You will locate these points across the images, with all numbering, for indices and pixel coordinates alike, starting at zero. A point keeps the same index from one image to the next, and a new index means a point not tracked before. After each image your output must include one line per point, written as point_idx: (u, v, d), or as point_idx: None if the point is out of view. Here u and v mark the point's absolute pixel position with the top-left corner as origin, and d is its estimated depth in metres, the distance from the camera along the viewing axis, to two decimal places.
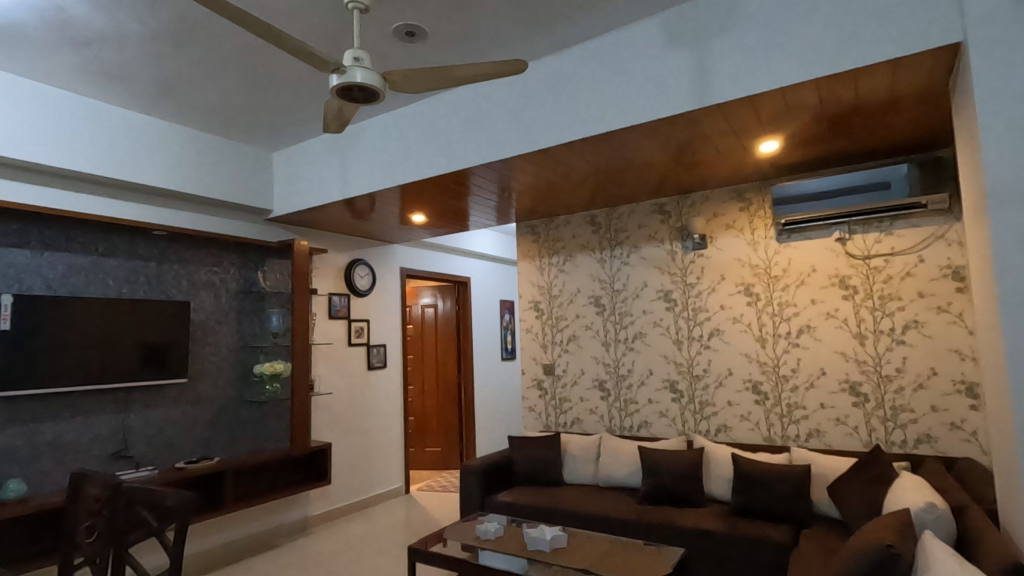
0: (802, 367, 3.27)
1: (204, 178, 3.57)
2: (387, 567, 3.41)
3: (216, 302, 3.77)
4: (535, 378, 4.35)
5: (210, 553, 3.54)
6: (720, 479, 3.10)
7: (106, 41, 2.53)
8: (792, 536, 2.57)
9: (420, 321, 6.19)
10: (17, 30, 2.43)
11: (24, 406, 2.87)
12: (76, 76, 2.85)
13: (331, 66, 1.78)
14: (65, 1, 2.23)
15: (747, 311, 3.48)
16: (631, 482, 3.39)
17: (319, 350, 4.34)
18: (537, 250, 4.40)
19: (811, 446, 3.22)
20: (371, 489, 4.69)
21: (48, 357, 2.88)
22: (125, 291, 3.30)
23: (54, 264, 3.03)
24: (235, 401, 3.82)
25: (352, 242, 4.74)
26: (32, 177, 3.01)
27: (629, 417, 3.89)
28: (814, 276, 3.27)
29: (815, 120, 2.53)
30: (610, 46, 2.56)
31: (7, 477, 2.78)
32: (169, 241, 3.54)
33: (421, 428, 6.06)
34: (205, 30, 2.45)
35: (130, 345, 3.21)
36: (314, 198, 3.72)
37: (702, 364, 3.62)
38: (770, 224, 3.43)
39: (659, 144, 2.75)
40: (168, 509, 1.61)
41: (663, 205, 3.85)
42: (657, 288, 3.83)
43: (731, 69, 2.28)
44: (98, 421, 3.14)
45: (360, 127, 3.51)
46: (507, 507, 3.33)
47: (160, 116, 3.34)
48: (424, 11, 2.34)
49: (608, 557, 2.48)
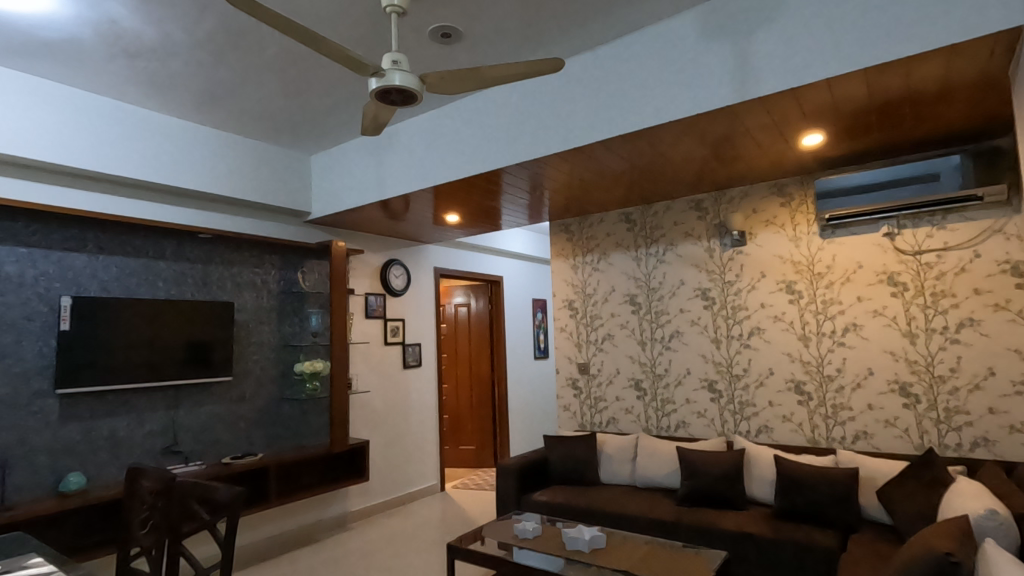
0: (848, 367, 3.17)
1: (247, 182, 3.68)
2: (425, 564, 3.45)
3: (259, 302, 3.88)
4: (569, 377, 4.33)
5: (256, 546, 3.65)
6: (762, 482, 3.03)
7: (154, 52, 2.63)
8: (839, 541, 2.50)
9: (453, 320, 6.24)
10: (75, 44, 2.54)
11: (82, 403, 3.01)
12: (128, 86, 2.97)
13: (370, 70, 1.81)
14: (118, 14, 2.32)
15: (788, 309, 3.39)
16: (670, 483, 3.35)
17: (356, 349, 4.42)
18: (571, 249, 4.38)
19: (858, 449, 3.11)
20: (407, 486, 4.76)
21: (104, 356, 3.01)
22: (174, 292, 3.43)
23: (109, 267, 3.17)
24: (277, 398, 3.92)
25: (387, 243, 4.81)
26: (90, 185, 3.15)
27: (666, 417, 3.83)
28: (860, 272, 3.16)
29: (863, 111, 2.45)
30: (648, 41, 2.53)
31: (68, 470, 2.92)
32: (215, 243, 3.66)
33: (455, 426, 6.11)
34: (248, 37, 2.52)
35: (179, 344, 3.33)
36: (351, 200, 3.79)
37: (741, 364, 3.54)
38: (813, 219, 3.33)
39: (697, 140, 2.70)
40: (221, 503, 1.67)
41: (700, 201, 3.78)
42: (694, 286, 3.76)
43: (774, 61, 2.22)
44: (150, 417, 3.27)
45: (397, 129, 3.56)
46: (544, 506, 3.33)
47: (206, 122, 3.45)
48: (460, 12, 2.34)
49: (647, 558, 2.46)
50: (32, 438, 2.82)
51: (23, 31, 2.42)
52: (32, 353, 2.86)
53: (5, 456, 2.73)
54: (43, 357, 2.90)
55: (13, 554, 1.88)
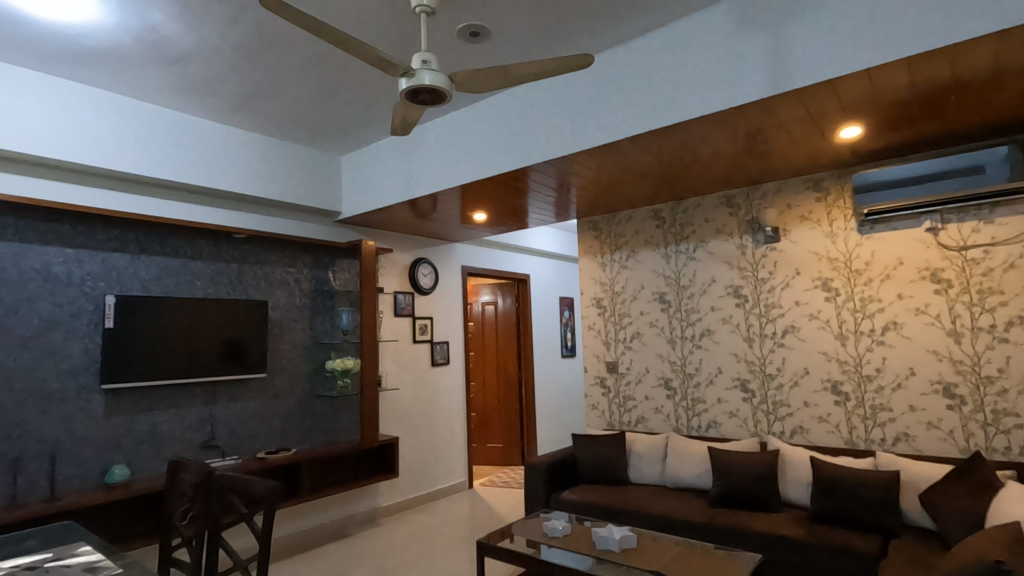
0: (888, 367, 3.07)
1: (280, 183, 3.76)
2: (454, 560, 3.47)
3: (292, 301, 3.96)
4: (597, 376, 4.30)
5: (290, 540, 3.74)
6: (797, 483, 2.96)
7: (192, 57, 2.70)
8: (879, 545, 2.42)
9: (481, 318, 6.26)
10: (117, 51, 2.63)
11: (126, 398, 3.12)
12: (168, 92, 3.07)
13: (400, 70, 1.83)
14: (158, 21, 2.39)
15: (825, 307, 3.30)
16: (701, 483, 3.30)
17: (386, 346, 4.48)
18: (599, 247, 4.35)
19: (899, 451, 3.01)
20: (436, 483, 4.80)
21: (145, 353, 3.12)
22: (211, 291, 3.53)
23: (149, 267, 3.27)
24: (309, 395, 4.00)
25: (415, 242, 4.85)
26: (133, 188, 3.27)
27: (696, 417, 3.78)
28: (901, 269, 3.06)
29: (904, 102, 2.36)
30: (680, 34, 2.49)
31: (113, 463, 3.03)
32: (249, 243, 3.75)
33: (483, 423, 6.13)
34: (281, 40, 2.56)
35: (215, 342, 3.42)
36: (380, 199, 3.83)
37: (775, 363, 3.46)
38: (850, 215, 3.23)
39: (729, 135, 2.65)
40: (258, 496, 1.71)
41: (732, 197, 3.71)
42: (726, 284, 3.70)
43: (811, 52, 2.16)
44: (189, 412, 3.37)
45: (426, 129, 3.59)
46: (573, 505, 3.31)
47: (241, 125, 3.53)
48: (489, 11, 2.35)
49: (679, 559, 2.43)
50: (79, 432, 2.94)
51: (70, 40, 2.52)
52: (79, 350, 2.98)
53: (54, 449, 2.85)
54: (89, 354, 3.01)
55: (63, 542, 1.96)
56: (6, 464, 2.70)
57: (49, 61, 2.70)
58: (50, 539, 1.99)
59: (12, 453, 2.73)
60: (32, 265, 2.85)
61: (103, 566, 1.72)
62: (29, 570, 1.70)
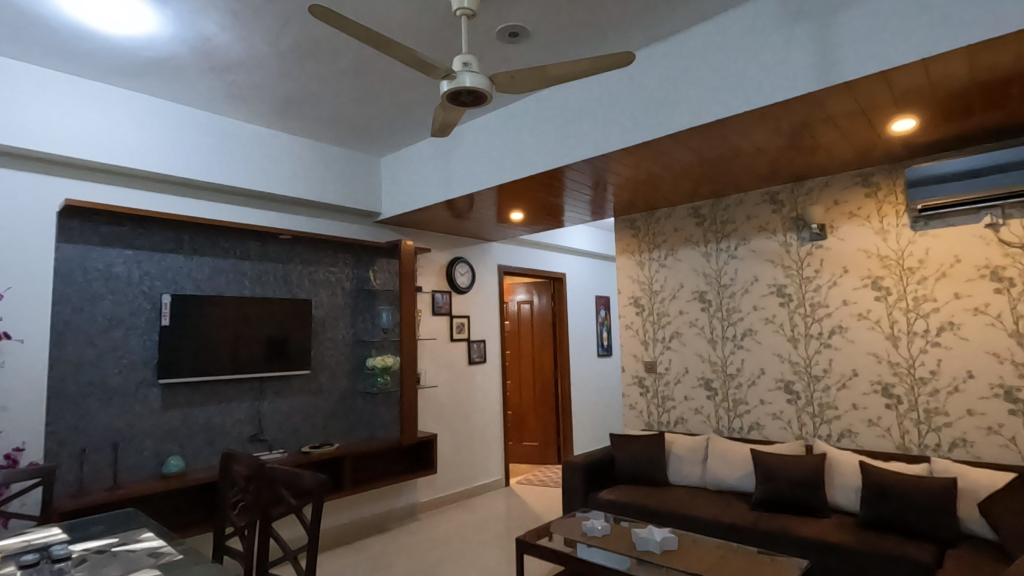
0: (944, 369, 2.94)
1: (324, 185, 3.86)
2: (492, 556, 3.51)
3: (334, 299, 4.06)
4: (635, 375, 4.26)
5: (333, 532, 3.84)
6: (846, 489, 2.87)
7: (241, 65, 2.81)
8: (933, 555, 2.33)
9: (516, 317, 6.28)
10: (173, 61, 2.75)
11: (180, 392, 3.27)
12: (221, 100, 3.20)
13: (441, 72, 1.86)
14: (211, 32, 2.50)
15: (874, 306, 3.19)
16: (743, 487, 3.24)
17: (424, 345, 4.56)
18: (637, 245, 4.31)
19: (955, 458, 2.88)
20: (473, 480, 4.85)
21: (198, 349, 3.25)
22: (258, 290, 3.66)
23: (201, 267, 3.42)
24: (350, 391, 4.10)
25: (453, 241, 4.90)
26: (188, 192, 3.42)
27: (738, 418, 3.70)
28: (958, 267, 2.92)
29: (962, 93, 2.26)
30: (724, 28, 2.44)
31: (169, 454, 3.19)
32: (294, 244, 3.86)
33: (519, 422, 6.17)
34: (325, 46, 2.63)
35: (262, 339, 3.54)
36: (419, 199, 3.90)
37: (821, 364, 3.36)
38: (903, 210, 3.11)
39: (774, 130, 2.59)
40: (307, 489, 1.77)
41: (775, 193, 3.62)
42: (769, 282, 3.61)
43: (863, 42, 2.09)
44: (239, 407, 3.50)
45: (463, 130, 3.63)
46: (611, 504, 3.30)
47: (287, 129, 3.64)
48: (528, 12, 2.36)
49: (722, 563, 2.38)
50: (138, 424, 3.10)
51: (130, 52, 2.66)
52: (138, 346, 3.13)
53: (116, 440, 3.01)
54: (146, 350, 3.17)
55: (128, 528, 2.07)
56: (74, 453, 2.87)
57: (112, 72, 2.86)
58: (115, 525, 2.11)
59: (79, 443, 2.90)
60: (96, 266, 3.02)
61: (165, 552, 1.82)
62: (98, 553, 1.81)
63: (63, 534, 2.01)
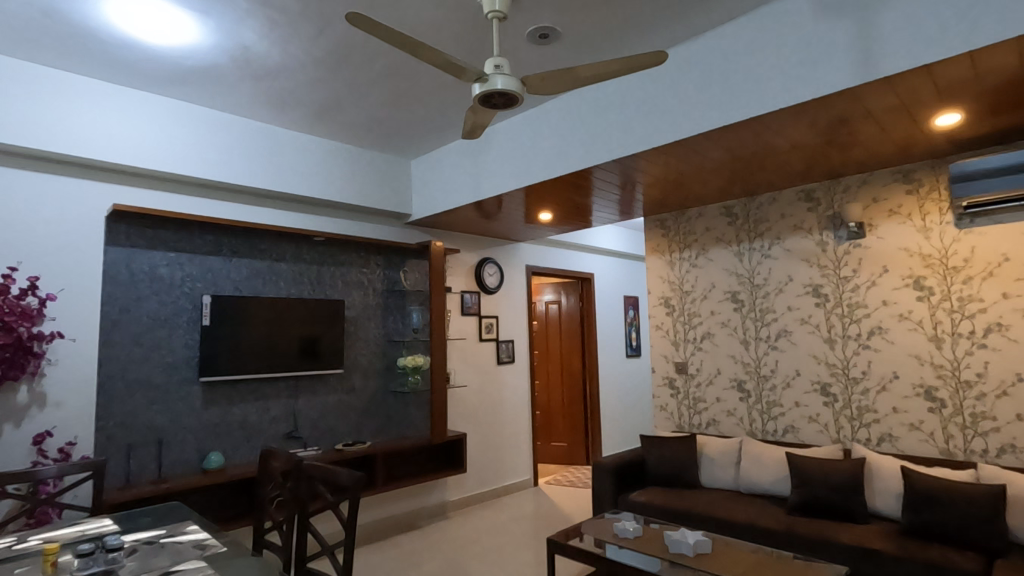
0: (991, 372, 2.84)
1: (357, 188, 3.93)
2: (522, 555, 3.52)
3: (365, 300, 4.13)
4: (666, 377, 4.22)
5: (367, 529, 3.91)
6: (887, 494, 2.79)
7: (276, 72, 2.88)
8: (981, 564, 2.25)
9: (544, 317, 6.28)
10: (214, 69, 2.84)
11: (220, 390, 3.38)
12: (259, 106, 3.29)
13: (474, 75, 1.87)
14: (250, 41, 2.57)
15: (916, 306, 3.09)
16: (778, 490, 3.17)
17: (454, 344, 4.60)
18: (667, 245, 4.27)
19: (1003, 464, 2.78)
20: (502, 479, 4.87)
21: (237, 349, 3.35)
22: (293, 291, 3.75)
23: (239, 269, 3.52)
24: (381, 390, 4.17)
25: (481, 241, 4.94)
26: (227, 196, 3.52)
27: (772, 421, 3.63)
28: (1006, 266, 2.81)
29: (1010, 85, 2.18)
30: (759, 24, 2.40)
31: (210, 450, 3.30)
32: (326, 245, 3.95)
33: (547, 422, 6.18)
34: (358, 52, 2.68)
35: (296, 338, 3.62)
36: (448, 201, 3.94)
37: (859, 366, 3.28)
38: (947, 207, 3.00)
39: (810, 126, 2.54)
40: (344, 486, 1.81)
41: (811, 191, 3.55)
42: (805, 282, 3.54)
43: (905, 36, 2.03)
44: (275, 405, 3.60)
45: (493, 131, 3.65)
46: (642, 506, 3.28)
47: (321, 134, 3.72)
48: (558, 13, 2.36)
49: (758, 567, 2.34)
50: (181, 420, 3.22)
51: (173, 62, 2.76)
52: (181, 345, 3.25)
53: (160, 435, 3.13)
54: (188, 349, 3.28)
55: (174, 520, 2.15)
56: (122, 447, 3.00)
57: (158, 81, 2.98)
58: (161, 517, 2.20)
59: (127, 439, 3.02)
60: (142, 268, 3.15)
61: (211, 544, 1.88)
62: (148, 544, 1.89)
63: (115, 526, 2.10)
